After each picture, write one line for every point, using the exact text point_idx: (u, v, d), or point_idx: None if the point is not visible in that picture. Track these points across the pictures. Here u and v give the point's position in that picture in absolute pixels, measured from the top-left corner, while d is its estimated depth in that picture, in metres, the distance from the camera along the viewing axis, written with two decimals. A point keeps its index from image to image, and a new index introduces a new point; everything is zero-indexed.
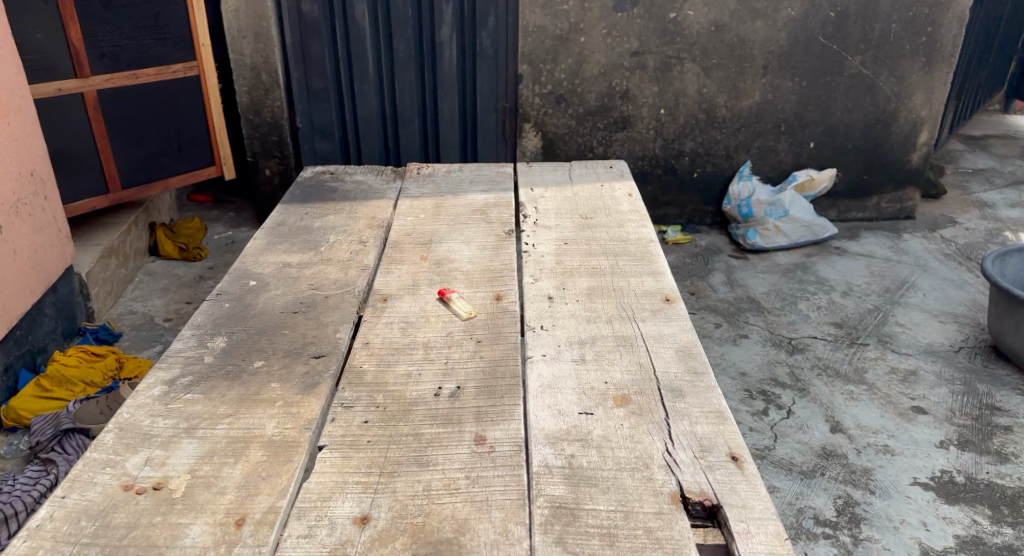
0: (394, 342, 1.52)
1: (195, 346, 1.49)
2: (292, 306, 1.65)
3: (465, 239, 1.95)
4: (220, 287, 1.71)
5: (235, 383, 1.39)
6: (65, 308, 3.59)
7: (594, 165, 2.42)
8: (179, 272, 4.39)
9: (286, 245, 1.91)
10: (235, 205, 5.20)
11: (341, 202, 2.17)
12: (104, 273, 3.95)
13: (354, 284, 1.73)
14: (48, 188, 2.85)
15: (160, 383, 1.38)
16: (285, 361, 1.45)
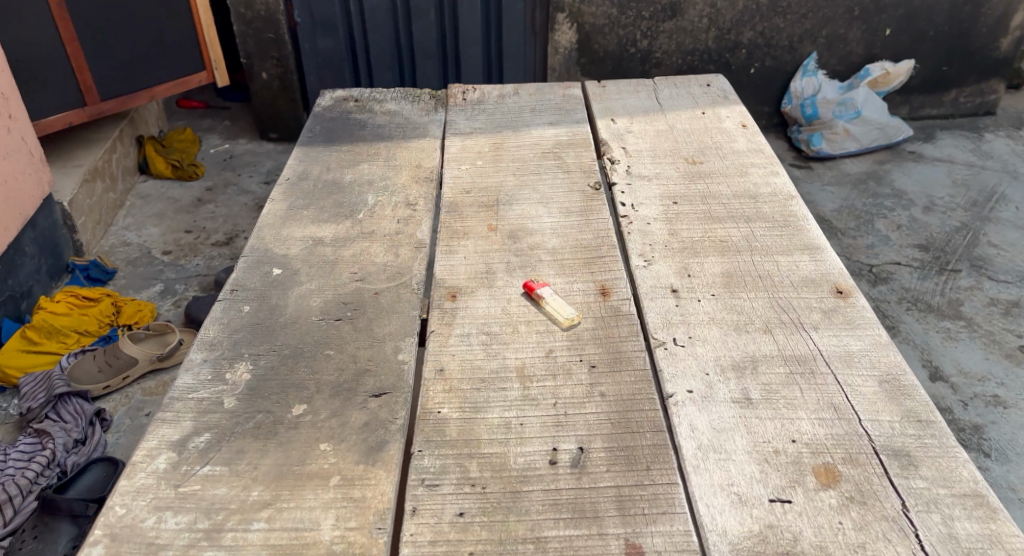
0: (480, 370, 1.11)
1: (210, 383, 1.08)
2: (333, 310, 1.22)
3: (539, 198, 1.50)
4: (235, 281, 1.29)
5: (270, 446, 0.98)
6: (46, 247, 3.13)
7: (685, 84, 1.98)
8: (175, 193, 3.90)
9: (314, 212, 1.47)
10: (231, 114, 4.66)
11: (373, 143, 1.72)
12: (90, 200, 3.47)
13: (411, 275, 1.30)
14: (12, 103, 2.37)
15: (166, 449, 0.97)
16: (335, 406, 1.04)
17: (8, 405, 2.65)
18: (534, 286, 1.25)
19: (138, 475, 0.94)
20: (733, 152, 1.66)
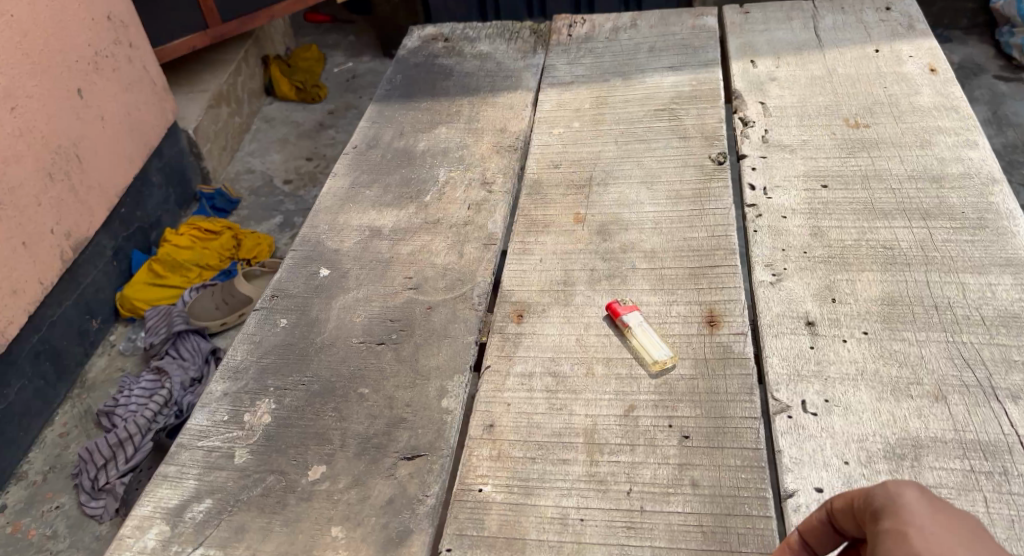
0: (540, 430, 0.88)
1: (223, 427, 0.93)
2: (377, 332, 1.02)
3: (642, 176, 1.21)
4: (277, 283, 1.12)
5: (274, 525, 0.82)
6: (175, 175, 3.06)
7: (856, 7, 1.55)
8: (298, 117, 3.80)
9: (377, 193, 1.27)
10: (355, 28, 4.50)
11: (454, 98, 1.47)
12: (217, 126, 3.38)
13: (472, 285, 1.07)
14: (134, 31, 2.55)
15: (155, 519, 0.84)
16: (355, 472, 0.86)
17: (137, 336, 2.67)
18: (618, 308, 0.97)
19: (125, 553, 0.82)
20: (913, 109, 1.26)
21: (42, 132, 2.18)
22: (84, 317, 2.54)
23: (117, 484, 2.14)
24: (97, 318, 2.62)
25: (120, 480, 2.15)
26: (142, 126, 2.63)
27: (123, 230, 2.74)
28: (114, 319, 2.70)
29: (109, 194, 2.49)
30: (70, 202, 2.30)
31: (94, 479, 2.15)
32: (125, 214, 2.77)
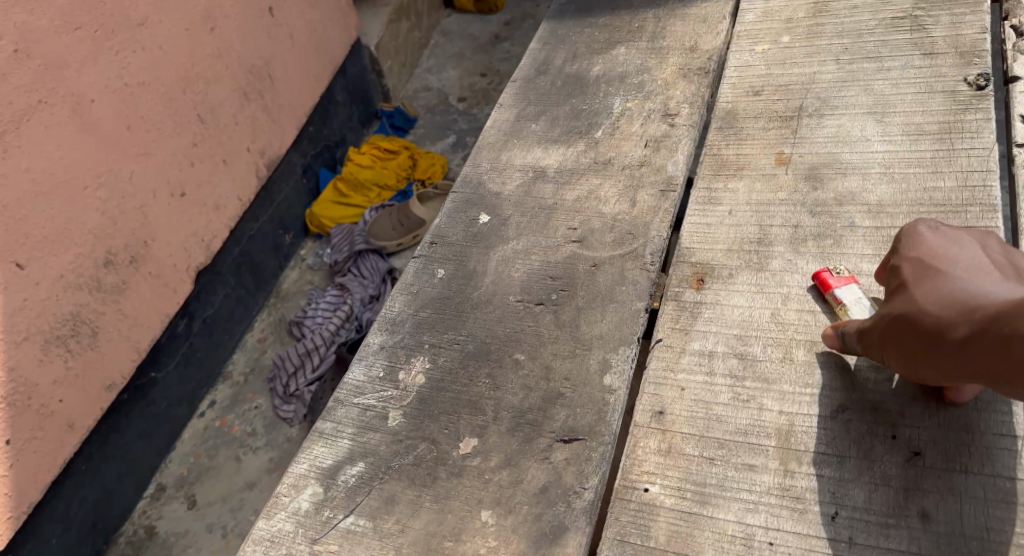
0: (718, 424, 1.11)
1: (378, 386, 1.21)
2: (538, 291, 1.25)
3: (872, 106, 1.38)
4: (438, 232, 1.40)
5: (424, 501, 1.07)
6: (358, 92, 3.11)
7: None
8: (475, 30, 3.69)
9: (544, 127, 1.51)
10: None
11: (638, 11, 1.71)
12: (397, 41, 3.35)
13: (643, 241, 1.27)
14: None
15: (318, 476, 1.13)
16: (510, 449, 1.09)
17: (323, 252, 2.81)
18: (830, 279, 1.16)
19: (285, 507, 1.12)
20: None
21: (237, 52, 2.40)
22: (277, 232, 2.70)
23: (305, 392, 2.33)
24: (290, 232, 2.78)
25: (307, 388, 2.34)
26: (325, 45, 2.82)
27: (309, 149, 2.84)
28: (303, 234, 2.86)
29: (300, 112, 2.72)
30: (263, 120, 2.54)
31: (286, 385, 2.36)
32: (312, 133, 2.86)
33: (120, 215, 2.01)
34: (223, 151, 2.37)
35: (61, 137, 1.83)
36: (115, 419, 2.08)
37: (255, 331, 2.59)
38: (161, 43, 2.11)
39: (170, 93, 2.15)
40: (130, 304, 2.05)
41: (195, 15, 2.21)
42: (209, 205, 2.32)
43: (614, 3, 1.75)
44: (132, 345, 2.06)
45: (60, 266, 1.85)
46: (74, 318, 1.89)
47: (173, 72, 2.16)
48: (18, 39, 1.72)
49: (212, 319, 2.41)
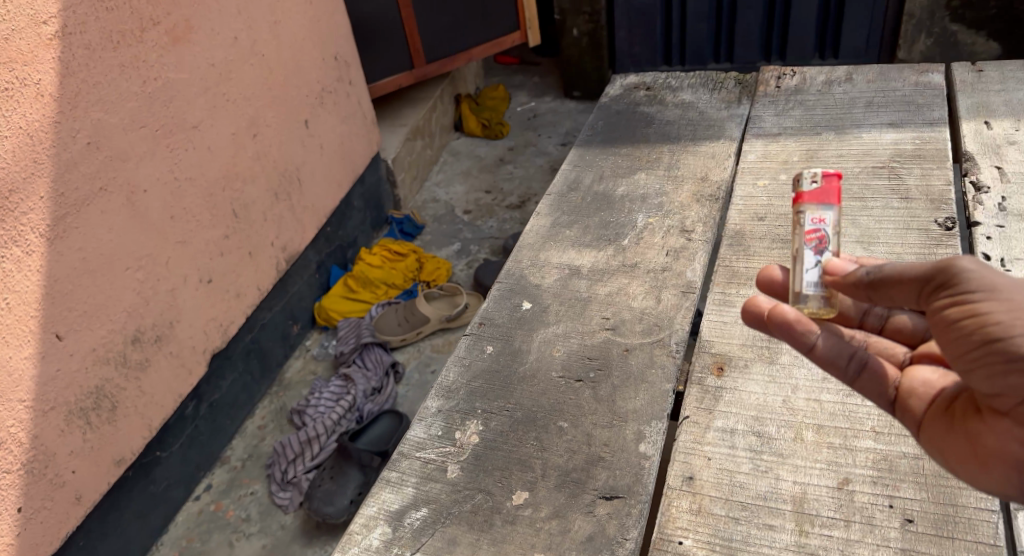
0: (742, 490, 1.21)
1: (437, 441, 1.26)
2: (577, 369, 1.33)
3: (858, 238, 1.55)
4: (485, 313, 1.48)
5: (483, 543, 1.10)
6: (371, 199, 3.36)
7: None
8: (481, 151, 4.00)
9: (576, 234, 1.64)
10: (542, 70, 4.72)
11: (657, 146, 1.89)
12: (411, 156, 3.65)
13: (669, 332, 1.36)
14: (352, 71, 3.12)
15: (384, 518, 1.16)
16: (559, 501, 1.13)
17: (327, 344, 2.96)
18: (836, 201, 1.16)
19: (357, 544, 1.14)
20: None
21: (274, 157, 2.68)
22: (287, 322, 2.86)
23: (302, 478, 2.39)
24: (298, 323, 2.93)
25: (305, 475, 2.40)
26: (348, 157, 3.12)
27: (325, 247, 3.05)
28: (309, 327, 3.02)
29: (321, 213, 2.98)
30: (289, 218, 2.79)
31: (284, 471, 2.41)
32: (329, 233, 3.07)
33: (154, 296, 2.18)
34: (250, 244, 2.59)
35: (115, 222, 2.03)
36: (118, 495, 2.11)
37: (255, 418, 2.68)
38: (211, 146, 2.38)
39: (211, 189, 2.39)
40: (149, 382, 2.17)
41: (241, 123, 2.51)
42: (231, 292, 2.50)
43: (633, 136, 1.96)
44: (145, 422, 2.15)
45: (93, 340, 1.98)
46: (97, 392, 1.99)
47: (217, 170, 2.41)
48: (92, 134, 1.94)
49: (217, 402, 2.51)
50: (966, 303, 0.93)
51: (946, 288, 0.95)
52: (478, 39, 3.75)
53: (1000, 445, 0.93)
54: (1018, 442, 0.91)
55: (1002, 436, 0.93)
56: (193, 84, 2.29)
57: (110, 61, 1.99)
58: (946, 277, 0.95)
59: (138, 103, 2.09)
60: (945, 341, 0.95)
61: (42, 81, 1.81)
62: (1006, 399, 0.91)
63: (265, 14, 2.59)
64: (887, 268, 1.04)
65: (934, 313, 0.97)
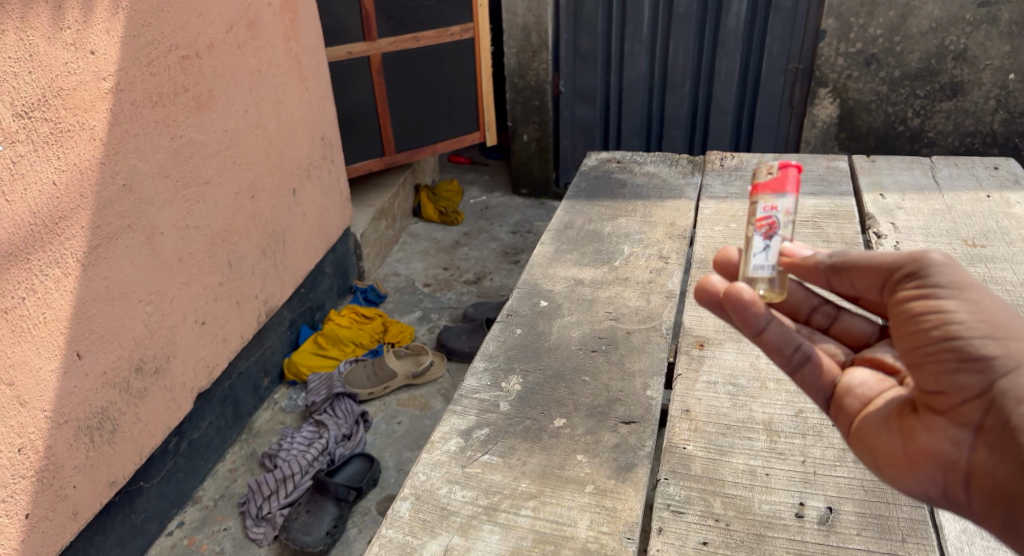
0: (725, 415, 1.37)
1: (487, 386, 1.41)
2: (591, 343, 1.49)
3: None
4: (511, 308, 1.62)
5: (536, 447, 1.26)
6: (341, 268, 3.60)
7: (970, 167, 2.20)
8: (438, 235, 4.36)
9: (577, 256, 1.80)
10: (491, 170, 5.20)
11: (633, 200, 2.04)
12: (376, 234, 3.97)
13: (660, 320, 1.54)
14: (335, 150, 3.40)
15: (456, 434, 1.30)
16: (592, 422, 1.29)
17: (297, 396, 3.05)
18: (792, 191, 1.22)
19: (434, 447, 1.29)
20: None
21: (265, 219, 2.83)
22: (260, 373, 2.96)
23: (277, 515, 2.48)
24: (269, 377, 3.04)
25: (279, 512, 2.50)
26: (325, 227, 3.35)
27: (299, 306, 3.22)
28: (278, 381, 3.12)
29: (299, 275, 3.13)
30: (272, 273, 2.90)
31: (259, 507, 2.51)
32: (303, 293, 3.25)
33: (157, 330, 2.25)
34: (238, 293, 2.67)
35: (136, 257, 2.13)
36: (104, 518, 2.14)
37: (226, 462, 2.74)
38: (217, 202, 2.51)
39: (213, 240, 2.51)
40: (145, 410, 2.22)
41: (242, 184, 2.66)
42: (219, 337, 2.57)
43: (613, 195, 2.08)
44: (137, 449, 2.20)
45: (105, 363, 2.05)
46: (102, 413, 2.06)
47: (218, 224, 2.53)
48: (127, 178, 2.07)
49: (196, 441, 2.58)
50: (933, 302, 1.03)
51: (913, 283, 1.06)
52: (444, 135, 4.20)
53: (930, 442, 1.02)
54: (949, 442, 1.00)
55: (931, 434, 1.03)
56: (208, 145, 2.44)
57: (147, 117, 2.14)
58: (916, 268, 1.06)
59: (164, 156, 2.23)
60: (906, 335, 1.05)
61: (95, 128, 1.95)
62: (947, 398, 1.01)
63: (270, 94, 2.81)
64: (854, 255, 1.15)
65: (900, 307, 1.07)
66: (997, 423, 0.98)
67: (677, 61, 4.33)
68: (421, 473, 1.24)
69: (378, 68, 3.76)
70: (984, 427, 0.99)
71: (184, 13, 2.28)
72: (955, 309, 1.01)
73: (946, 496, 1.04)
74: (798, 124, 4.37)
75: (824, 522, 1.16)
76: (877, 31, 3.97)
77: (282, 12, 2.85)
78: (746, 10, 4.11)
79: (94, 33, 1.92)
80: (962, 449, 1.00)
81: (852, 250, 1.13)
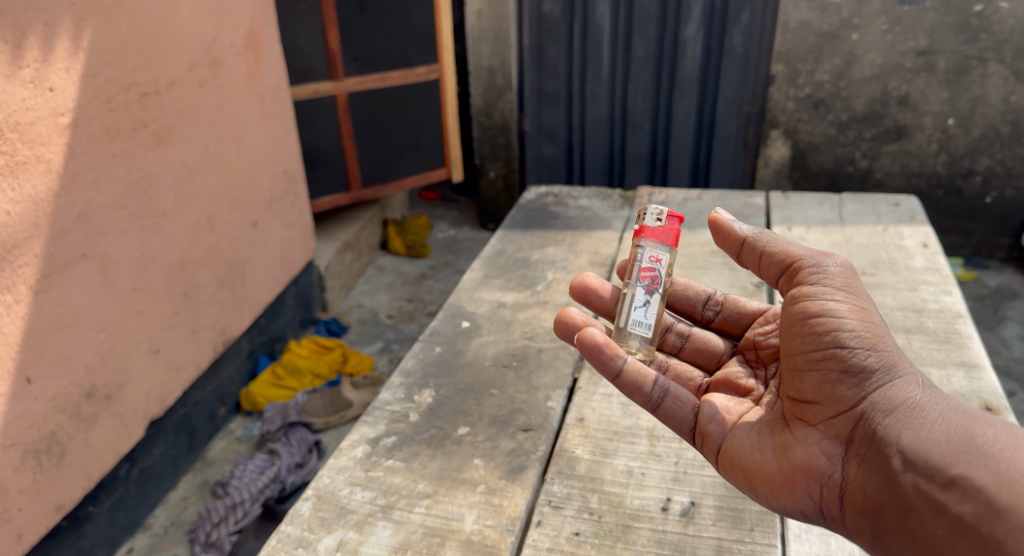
0: (615, 424, 1.70)
1: (400, 399, 1.80)
2: (503, 358, 1.93)
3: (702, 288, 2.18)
4: (436, 327, 2.06)
5: (436, 453, 1.63)
6: (304, 300, 3.68)
7: (877, 203, 2.69)
8: (405, 268, 4.48)
9: (502, 281, 2.27)
10: (461, 206, 5.33)
11: (561, 231, 2.53)
12: (341, 266, 4.08)
13: (570, 340, 1.98)
14: (297, 185, 3.51)
15: (365, 442, 1.67)
16: (492, 431, 1.69)
17: (252, 426, 3.11)
18: (671, 244, 1.67)
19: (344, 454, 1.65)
20: (912, 270, 2.26)
21: (224, 250, 2.93)
22: (216, 402, 3.03)
23: (225, 540, 2.53)
24: (225, 406, 3.11)
25: (228, 537, 2.54)
26: (287, 259, 3.45)
27: (258, 336, 3.30)
28: (234, 411, 3.18)
29: (258, 305, 3.21)
30: (230, 305, 2.99)
31: (208, 534, 2.54)
32: (263, 324, 3.34)
33: (110, 356, 2.32)
34: (194, 323, 2.75)
35: (89, 285, 2.21)
36: (51, 542, 2.16)
37: (178, 490, 2.79)
38: (174, 232, 2.61)
39: (169, 269, 2.60)
40: (95, 436, 2.27)
41: (201, 216, 2.77)
42: (173, 365, 2.63)
43: (544, 224, 2.59)
44: (85, 474, 2.23)
45: (55, 388, 2.10)
46: (51, 436, 2.10)
47: (176, 253, 2.63)
48: (82, 209, 2.16)
49: (148, 469, 2.62)
50: (826, 303, 1.43)
51: (813, 285, 1.47)
52: (410, 171, 4.36)
53: (807, 454, 1.37)
54: (825, 455, 1.36)
55: (813, 450, 1.37)
56: (166, 178, 2.55)
57: (105, 151, 2.24)
58: (816, 275, 1.48)
59: (122, 188, 2.32)
60: (801, 335, 1.44)
61: (51, 160, 2.04)
62: (826, 411, 1.39)
63: (231, 130, 2.93)
64: (775, 248, 1.57)
65: (797, 295, 1.48)
66: (866, 437, 1.33)
67: (637, 102, 4.49)
68: (325, 477, 1.59)
69: (344, 106, 3.92)
70: (854, 440, 1.35)
71: (146, 53, 2.41)
72: (845, 317, 1.40)
73: (822, 509, 1.36)
74: (753, 164, 4.53)
75: (683, 515, 1.48)
76: (824, 76, 4.17)
77: (245, 52, 3.01)
78: (701, 54, 4.28)
79: (54, 72, 2.03)
80: (835, 459, 1.36)
81: (772, 241, 1.57)
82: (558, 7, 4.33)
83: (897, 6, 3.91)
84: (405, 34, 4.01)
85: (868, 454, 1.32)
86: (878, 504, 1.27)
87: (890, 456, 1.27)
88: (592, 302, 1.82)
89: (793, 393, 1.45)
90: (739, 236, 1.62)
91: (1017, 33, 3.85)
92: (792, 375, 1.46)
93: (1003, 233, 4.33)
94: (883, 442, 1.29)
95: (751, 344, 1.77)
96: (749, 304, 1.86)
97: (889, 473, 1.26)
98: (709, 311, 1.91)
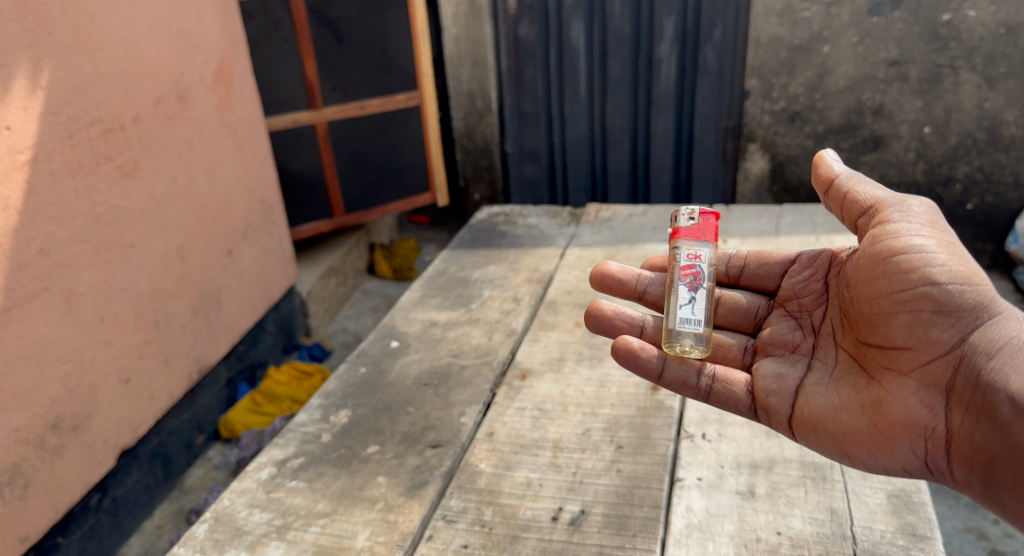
0: (523, 437, 1.82)
1: (316, 421, 1.95)
2: (426, 377, 2.07)
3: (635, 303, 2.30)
4: (365, 347, 2.23)
5: (341, 472, 1.75)
6: (285, 325, 3.73)
7: (815, 213, 2.79)
8: (392, 291, 4.53)
9: (440, 300, 2.47)
10: (450, 228, 5.37)
11: (506, 249, 2.77)
12: (325, 291, 4.14)
13: (494, 356, 2.14)
14: (275, 213, 3.57)
15: (271, 464, 1.80)
16: (400, 449, 1.81)
17: (229, 452, 3.14)
18: (709, 239, 1.79)
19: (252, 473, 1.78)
20: None
21: (197, 278, 2.98)
22: (193, 431, 3.06)
23: None
24: (203, 434, 3.14)
25: None
26: (265, 286, 3.50)
27: (237, 363, 3.33)
28: (213, 438, 3.21)
29: (235, 332, 3.25)
30: (204, 333, 3.02)
31: None
32: (242, 350, 3.37)
33: (76, 389, 2.36)
34: (167, 352, 2.79)
35: (52, 318, 2.27)
36: None
37: (153, 519, 2.82)
38: (144, 263, 2.67)
39: (138, 300, 2.65)
40: (61, 467, 2.30)
41: (171, 247, 2.82)
42: (145, 394, 2.68)
43: (490, 244, 2.82)
44: (52, 505, 2.27)
45: (17, 420, 2.15)
46: (13, 468, 2.13)
47: (146, 283, 2.68)
48: (43, 243, 2.24)
49: (121, 498, 2.65)
50: (912, 239, 1.50)
51: (902, 222, 1.54)
52: (394, 196, 4.41)
53: (906, 408, 1.44)
54: (926, 410, 1.43)
55: (910, 403, 1.44)
56: (133, 211, 2.61)
57: (67, 187, 2.33)
58: (905, 213, 1.55)
59: (86, 223, 2.40)
60: (889, 276, 1.50)
61: (9, 197, 2.12)
62: (922, 362, 1.46)
63: (202, 160, 3.00)
64: (865, 189, 1.67)
65: (882, 232, 1.55)
66: (967, 383, 1.40)
67: (615, 121, 4.51)
68: (226, 499, 1.71)
69: (324, 135, 4.00)
70: (954, 388, 1.42)
71: (109, 89, 2.49)
72: (935, 254, 1.47)
73: (928, 463, 1.43)
74: (733, 178, 4.56)
75: (571, 524, 1.57)
76: (798, 89, 4.20)
77: (216, 84, 3.09)
78: (676, 72, 4.30)
79: (11, 111, 2.12)
80: (939, 414, 1.42)
81: (859, 180, 1.67)
82: (533, 30, 4.38)
83: (866, 17, 3.94)
84: (383, 62, 4.08)
85: (971, 403, 1.39)
86: (990, 456, 1.34)
87: (998, 402, 1.34)
88: (613, 287, 1.97)
89: (879, 341, 1.51)
90: (827, 177, 1.75)
91: (986, 41, 3.85)
92: (878, 321, 1.52)
93: (986, 239, 4.30)
94: (986, 388, 1.37)
95: (790, 293, 1.85)
96: (774, 255, 1.95)
97: (997, 424, 1.33)
98: (733, 268, 2.00)
